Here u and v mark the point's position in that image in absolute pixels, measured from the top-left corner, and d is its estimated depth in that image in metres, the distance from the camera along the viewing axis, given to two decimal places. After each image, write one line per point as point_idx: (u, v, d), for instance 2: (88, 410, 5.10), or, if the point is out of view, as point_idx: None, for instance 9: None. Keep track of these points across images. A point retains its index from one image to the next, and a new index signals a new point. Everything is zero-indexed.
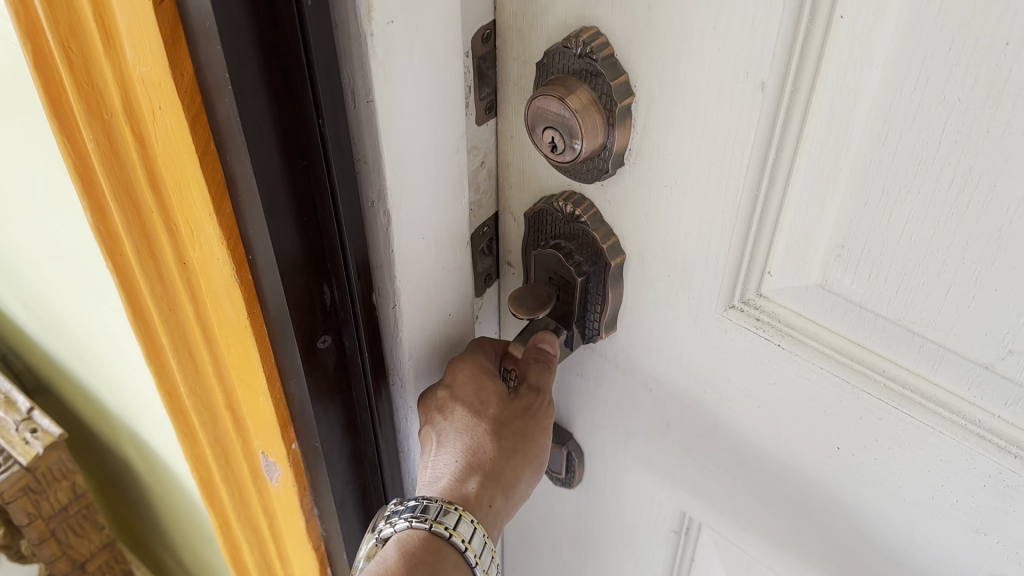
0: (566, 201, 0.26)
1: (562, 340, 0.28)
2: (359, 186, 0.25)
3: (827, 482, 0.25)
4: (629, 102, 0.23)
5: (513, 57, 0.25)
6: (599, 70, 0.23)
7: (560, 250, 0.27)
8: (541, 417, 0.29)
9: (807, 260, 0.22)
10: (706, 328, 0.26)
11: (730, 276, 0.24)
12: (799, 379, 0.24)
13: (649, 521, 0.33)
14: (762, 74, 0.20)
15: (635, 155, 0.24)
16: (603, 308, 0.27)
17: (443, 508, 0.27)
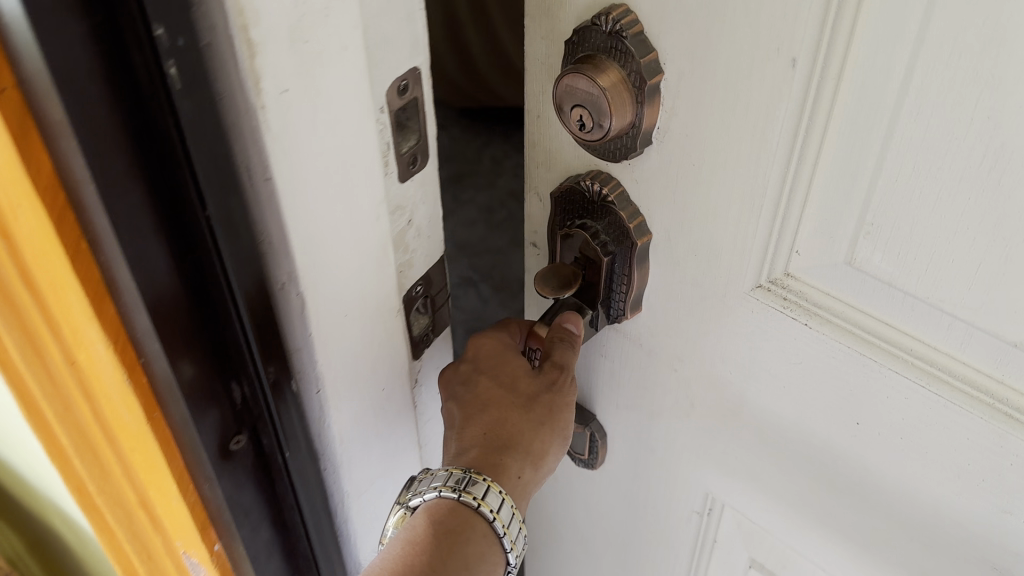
0: (594, 180, 0.26)
1: (587, 321, 0.28)
2: (267, 270, 0.24)
3: (853, 461, 0.25)
4: (657, 81, 0.23)
5: (542, 35, 0.25)
6: (628, 47, 0.23)
7: (586, 230, 0.27)
8: (564, 393, 0.29)
9: (836, 239, 0.22)
10: (734, 308, 0.26)
11: (758, 255, 0.24)
12: (825, 358, 0.24)
13: (671, 503, 0.33)
14: (794, 51, 0.20)
15: (664, 134, 0.24)
16: (628, 289, 0.27)
17: (471, 479, 0.27)
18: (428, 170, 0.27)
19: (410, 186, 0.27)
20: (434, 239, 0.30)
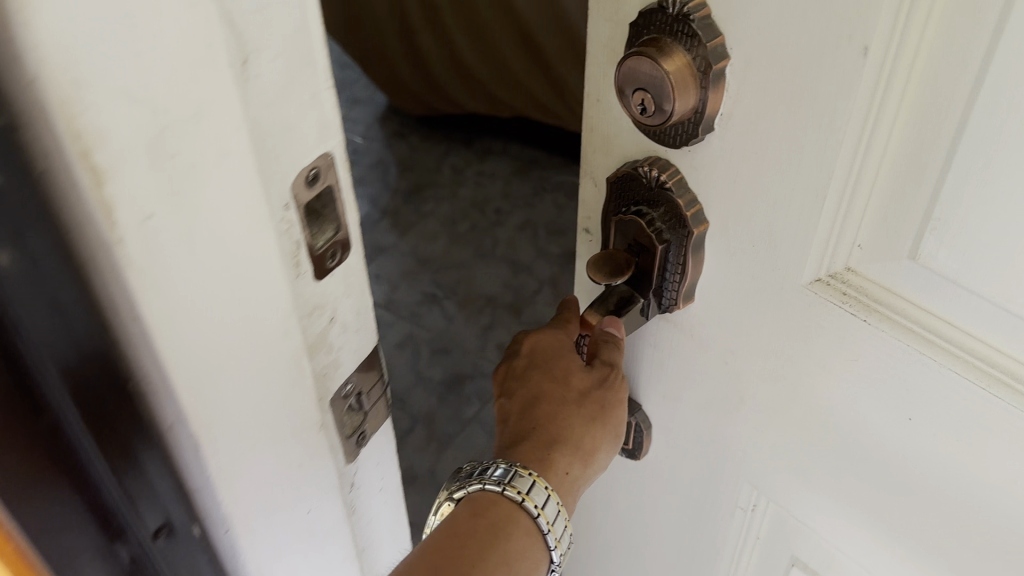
0: (652, 166, 0.26)
1: (638, 309, 0.28)
2: (142, 392, 0.22)
3: (903, 461, 0.25)
4: (722, 66, 0.23)
5: (606, 17, 0.24)
6: (695, 31, 0.22)
7: (642, 217, 0.26)
8: (617, 391, 0.29)
9: (901, 233, 0.22)
10: (790, 302, 0.25)
11: (817, 249, 0.24)
12: (882, 357, 0.24)
13: (714, 498, 0.33)
14: (867, 39, 0.19)
15: (727, 121, 0.24)
16: (682, 278, 0.27)
17: (516, 473, 0.28)
18: (354, 262, 0.26)
19: (332, 284, 0.25)
20: (364, 330, 0.28)
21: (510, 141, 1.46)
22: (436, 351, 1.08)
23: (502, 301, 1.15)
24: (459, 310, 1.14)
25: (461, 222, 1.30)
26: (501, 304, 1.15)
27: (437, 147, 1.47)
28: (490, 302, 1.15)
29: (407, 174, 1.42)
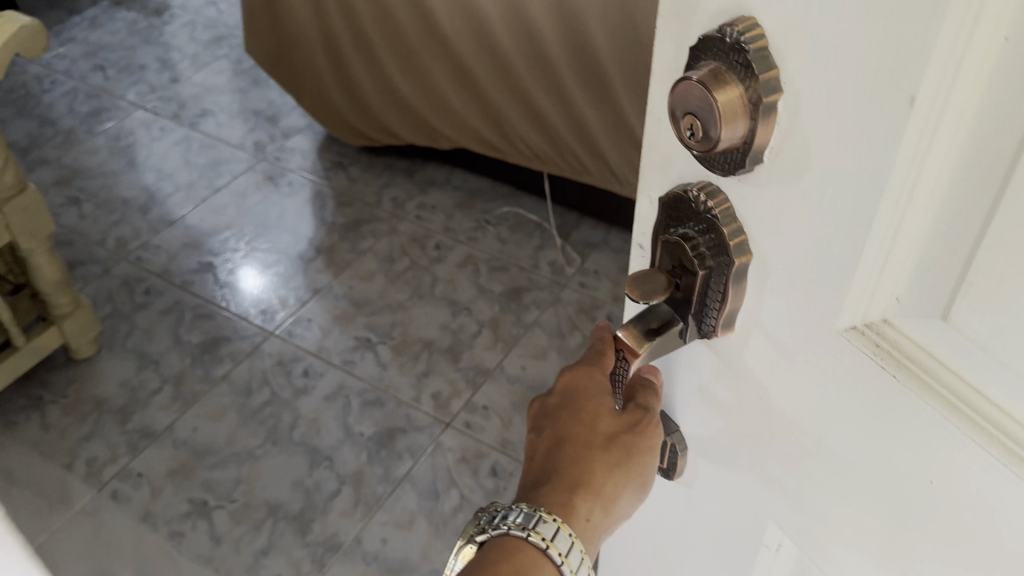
0: (702, 193, 0.27)
1: (676, 329, 0.29)
2: None
3: (921, 517, 0.26)
4: (773, 99, 0.23)
5: (672, 40, 0.26)
6: (750, 62, 0.23)
7: (687, 241, 0.28)
8: (645, 436, 0.34)
9: (937, 293, 0.23)
10: (825, 344, 0.26)
11: (855, 297, 0.25)
12: (908, 414, 0.24)
13: (744, 530, 0.35)
14: (914, 90, 0.20)
15: (775, 155, 0.25)
16: (721, 305, 0.28)
17: (541, 520, 0.33)
18: None
19: None
20: None
21: (451, 171, 1.79)
22: (371, 405, 1.36)
23: (438, 347, 1.45)
24: (390, 357, 1.44)
25: (401, 260, 1.61)
26: (437, 348, 1.45)
27: (378, 178, 1.78)
28: (426, 347, 1.45)
29: (345, 210, 1.72)
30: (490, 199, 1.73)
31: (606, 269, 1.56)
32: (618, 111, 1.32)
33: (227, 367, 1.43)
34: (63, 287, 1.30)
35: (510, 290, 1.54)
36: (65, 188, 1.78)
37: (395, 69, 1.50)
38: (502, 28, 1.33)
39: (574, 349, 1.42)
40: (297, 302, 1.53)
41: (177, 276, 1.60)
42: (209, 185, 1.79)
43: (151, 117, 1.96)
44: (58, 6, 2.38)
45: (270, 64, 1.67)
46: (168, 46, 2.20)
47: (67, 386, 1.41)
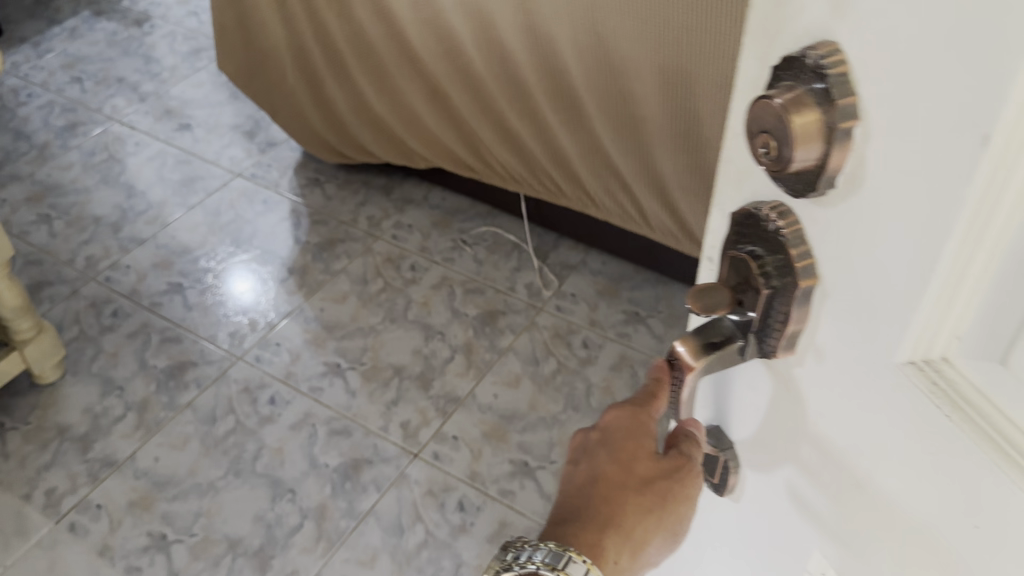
0: (774, 213, 0.30)
1: (736, 346, 0.33)
2: None
3: (964, 558, 0.26)
4: (849, 126, 0.25)
5: (765, 63, 0.29)
6: (829, 86, 0.25)
7: (752, 260, 0.31)
8: (676, 480, 0.39)
9: (996, 336, 0.24)
10: (884, 374, 0.27)
11: (914, 330, 0.26)
12: (958, 454, 0.25)
13: (787, 549, 0.38)
14: (983, 131, 0.21)
15: (850, 183, 0.26)
16: (784, 321, 0.31)
17: (572, 559, 0.38)
18: None
19: None
20: None
21: (429, 189, 1.78)
22: (335, 433, 1.33)
23: (409, 374, 1.42)
24: (360, 384, 1.40)
25: (374, 281, 1.59)
26: (408, 374, 1.42)
27: (354, 195, 1.77)
28: (396, 373, 1.42)
29: (319, 229, 1.70)
30: (468, 216, 1.70)
31: (583, 292, 1.55)
32: (591, 134, 1.32)
33: (192, 394, 1.39)
34: (24, 311, 1.29)
35: (484, 313, 1.53)
36: (36, 206, 1.72)
37: (366, 86, 1.50)
38: (475, 52, 1.32)
39: (547, 377, 1.41)
40: (267, 326, 1.51)
41: (145, 297, 1.56)
42: (181, 204, 1.75)
43: (126, 131, 1.93)
44: (38, 16, 2.36)
45: (239, 79, 1.66)
46: (147, 58, 2.17)
47: (29, 412, 1.36)
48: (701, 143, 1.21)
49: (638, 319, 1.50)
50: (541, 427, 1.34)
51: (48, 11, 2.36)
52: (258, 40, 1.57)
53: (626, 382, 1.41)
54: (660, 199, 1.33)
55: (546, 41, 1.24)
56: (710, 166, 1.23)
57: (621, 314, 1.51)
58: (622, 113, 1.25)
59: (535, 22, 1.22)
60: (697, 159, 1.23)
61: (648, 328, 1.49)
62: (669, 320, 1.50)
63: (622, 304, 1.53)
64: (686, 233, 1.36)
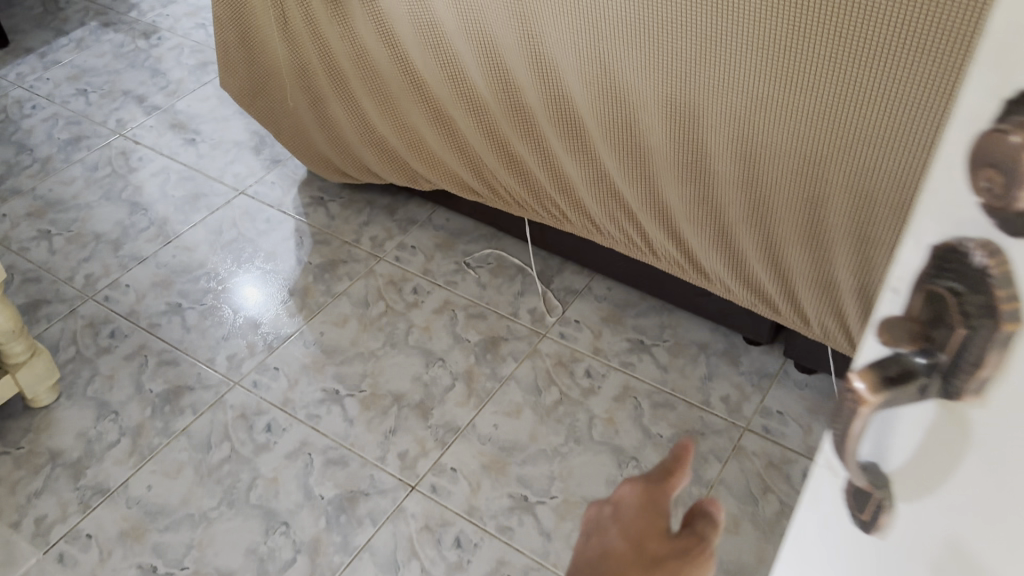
0: (981, 246, 0.26)
1: (925, 382, 0.29)
2: None
3: None
4: None
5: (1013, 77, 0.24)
6: None
7: (952, 290, 0.28)
8: (681, 563, 0.43)
9: None
10: None
11: None
12: None
13: None
14: None
15: None
16: (982, 361, 0.27)
17: None
18: None
19: None
20: None
21: (434, 210, 1.73)
22: (331, 463, 1.30)
23: (408, 402, 1.39)
24: (358, 411, 1.38)
25: (376, 304, 1.56)
26: (408, 403, 1.39)
27: (358, 216, 1.72)
28: (396, 401, 1.39)
29: (322, 248, 1.66)
30: (473, 239, 1.68)
31: (587, 319, 1.52)
32: (597, 162, 1.31)
33: (187, 420, 1.36)
34: (18, 333, 1.28)
35: (487, 339, 1.50)
36: (37, 222, 1.68)
37: (370, 108, 1.49)
38: (480, 79, 1.30)
39: (548, 408, 1.39)
40: (266, 349, 1.47)
41: (143, 317, 1.52)
42: (184, 221, 1.70)
43: (130, 146, 1.86)
44: (44, 25, 2.23)
45: (243, 97, 1.64)
46: (155, 71, 2.07)
47: (22, 436, 1.34)
48: (708, 174, 1.20)
49: (643, 348, 1.47)
50: (541, 459, 1.31)
51: (56, 21, 2.24)
52: (263, 58, 1.56)
53: (630, 414, 1.37)
54: (665, 227, 1.32)
55: (552, 72, 1.22)
56: (717, 197, 1.22)
57: (625, 342, 1.48)
58: (629, 144, 1.24)
59: (542, 53, 1.20)
60: (702, 190, 1.22)
61: (653, 357, 1.45)
62: (675, 350, 1.46)
63: (626, 332, 1.50)
64: (692, 261, 1.34)
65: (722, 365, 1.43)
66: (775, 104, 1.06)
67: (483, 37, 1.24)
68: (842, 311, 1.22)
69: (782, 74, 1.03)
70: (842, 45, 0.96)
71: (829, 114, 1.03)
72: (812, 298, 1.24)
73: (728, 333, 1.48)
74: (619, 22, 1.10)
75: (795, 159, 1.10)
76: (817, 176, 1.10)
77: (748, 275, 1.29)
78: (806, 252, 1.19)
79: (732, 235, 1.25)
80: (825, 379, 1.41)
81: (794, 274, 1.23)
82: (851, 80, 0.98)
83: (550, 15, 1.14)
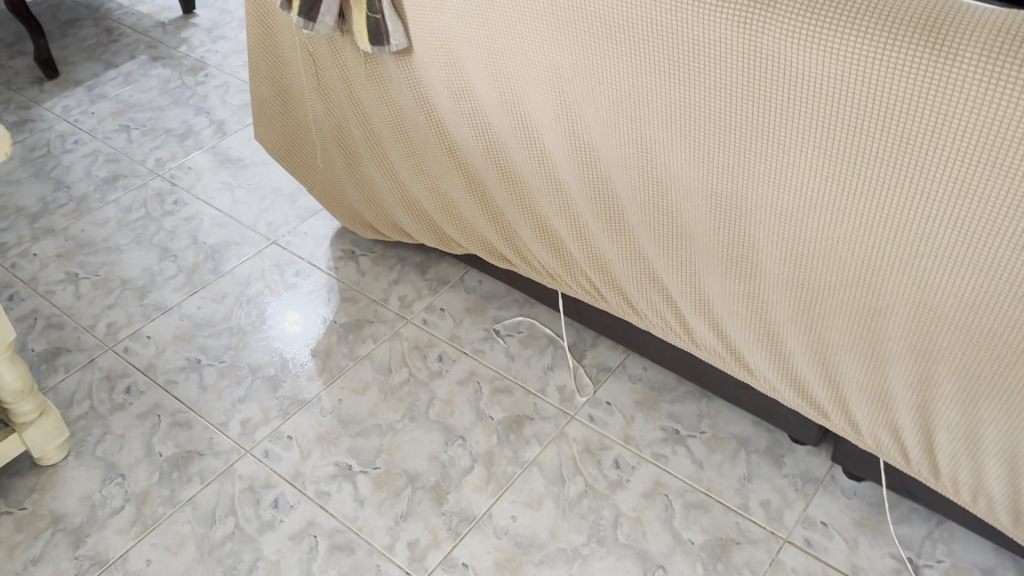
0: None
1: None
2: None
3: None
4: None
5: None
6: None
7: None
8: None
9: None
10: None
11: None
12: None
13: None
14: None
15: None
16: None
17: None
18: None
19: None
20: None
21: (467, 271, 1.67)
22: (337, 548, 1.23)
23: (423, 484, 1.31)
24: (369, 491, 1.31)
25: (399, 371, 1.48)
26: (423, 484, 1.31)
27: (388, 273, 1.66)
28: (410, 482, 1.31)
29: (349, 306, 1.59)
30: (504, 305, 1.60)
31: (619, 402, 1.42)
32: (636, 246, 1.22)
33: (194, 489, 1.31)
34: (27, 393, 1.24)
35: (511, 418, 1.40)
36: (66, 264, 1.66)
37: (403, 169, 1.43)
38: (516, 152, 1.23)
39: (572, 501, 1.28)
40: (282, 415, 1.41)
41: (161, 373, 1.47)
42: (213, 271, 1.66)
43: (167, 188, 1.83)
44: (95, 57, 2.25)
45: (276, 151, 1.60)
46: (199, 109, 2.05)
47: (25, 496, 1.29)
48: (753, 270, 1.11)
49: (678, 439, 1.37)
50: (560, 560, 1.22)
51: (105, 53, 2.26)
52: (300, 112, 1.52)
53: (659, 514, 1.27)
54: (706, 318, 1.22)
55: (591, 153, 1.14)
56: (763, 294, 1.12)
57: (659, 431, 1.38)
58: (670, 231, 1.15)
59: (581, 134, 1.13)
60: (748, 286, 1.13)
61: (688, 449, 1.35)
62: (712, 444, 1.36)
63: (661, 420, 1.39)
64: (734, 355, 1.24)
65: (763, 465, 1.33)
66: (830, 208, 0.97)
67: (520, 111, 1.17)
68: (897, 425, 1.11)
69: (839, 177, 0.94)
70: (907, 151, 0.87)
71: (890, 223, 0.93)
72: (864, 408, 1.13)
73: (771, 428, 1.37)
74: (664, 108, 1.02)
75: (849, 265, 1.00)
76: (874, 283, 0.99)
77: (795, 377, 1.18)
78: (858, 362, 1.09)
79: (779, 334, 1.15)
80: (876, 488, 1.29)
81: (845, 382, 1.12)
82: (917, 190, 0.89)
83: (590, 95, 1.07)
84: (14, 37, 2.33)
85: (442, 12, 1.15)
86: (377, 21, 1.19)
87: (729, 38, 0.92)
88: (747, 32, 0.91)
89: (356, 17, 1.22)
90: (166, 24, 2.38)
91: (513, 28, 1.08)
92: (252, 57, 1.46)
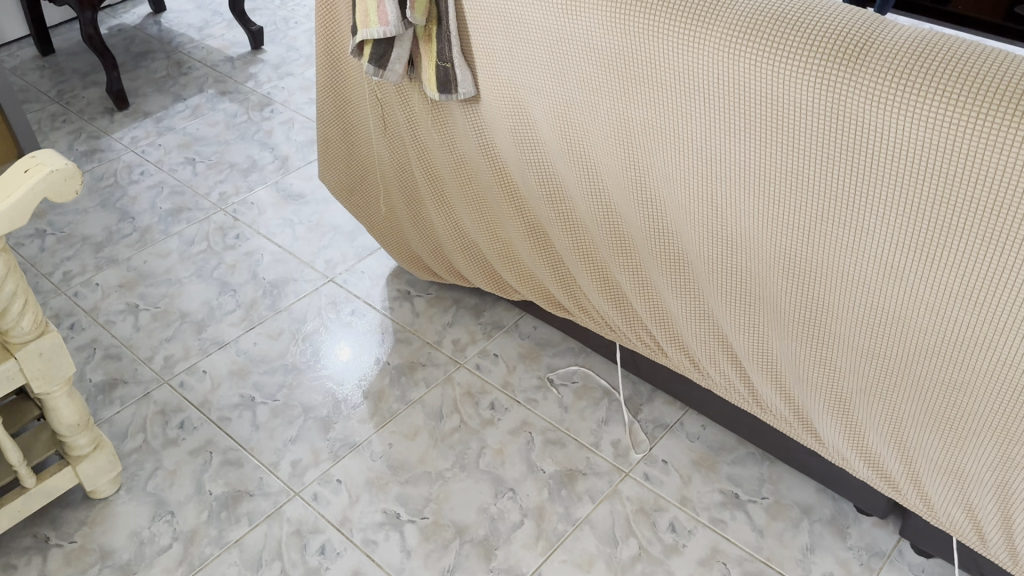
0: None
1: None
2: None
3: None
4: None
5: None
6: None
7: None
8: None
9: None
10: None
11: None
12: None
13: None
14: None
15: None
16: None
17: None
18: None
19: None
20: None
21: (522, 317, 1.64)
22: None
23: (471, 537, 1.28)
24: (417, 541, 1.27)
25: (450, 417, 1.45)
26: (471, 539, 1.28)
27: (442, 315, 1.65)
28: (457, 535, 1.28)
29: (402, 348, 1.58)
30: (559, 353, 1.57)
31: (677, 460, 1.37)
32: (701, 299, 1.18)
33: (241, 530, 1.29)
34: (83, 427, 1.24)
35: (564, 472, 1.36)
36: (126, 294, 1.69)
37: (464, 213, 1.42)
38: (580, 202, 1.21)
39: (625, 564, 1.24)
40: (332, 457, 1.39)
41: (215, 409, 1.47)
42: (271, 306, 1.66)
43: (229, 222, 1.86)
44: (165, 90, 2.31)
45: (339, 192, 1.61)
46: (264, 144, 2.08)
47: (76, 529, 1.29)
48: (825, 335, 1.06)
49: (737, 503, 1.31)
50: None
51: (175, 86, 2.31)
52: (364, 152, 1.52)
53: None
54: (772, 380, 1.18)
55: (657, 205, 1.11)
56: (835, 359, 1.07)
57: (718, 494, 1.33)
58: (738, 287, 1.11)
59: (649, 188, 1.10)
60: (818, 349, 1.08)
61: (748, 516, 1.29)
62: (773, 510, 1.30)
63: (720, 483, 1.34)
64: (802, 420, 1.19)
65: (827, 536, 1.26)
66: (909, 277, 0.92)
67: (586, 163, 1.15)
68: (974, 504, 1.04)
69: (924, 248, 0.89)
70: (994, 224, 0.83)
71: (971, 296, 0.88)
72: (937, 484, 1.07)
73: (836, 497, 1.31)
74: (739, 168, 0.99)
75: (929, 335, 0.95)
76: (957, 355, 0.94)
77: (866, 447, 1.13)
78: (933, 435, 1.03)
79: (849, 401, 1.10)
80: (947, 566, 1.22)
81: (918, 456, 1.07)
82: (1002, 264, 0.84)
83: (659, 147, 1.04)
84: (88, 68, 2.40)
85: (511, 61, 1.14)
86: (447, 69, 1.20)
87: (807, 99, 0.88)
88: (829, 95, 0.87)
89: (426, 65, 1.22)
90: (234, 59, 2.42)
91: (585, 81, 1.06)
92: (321, 100, 1.47)
